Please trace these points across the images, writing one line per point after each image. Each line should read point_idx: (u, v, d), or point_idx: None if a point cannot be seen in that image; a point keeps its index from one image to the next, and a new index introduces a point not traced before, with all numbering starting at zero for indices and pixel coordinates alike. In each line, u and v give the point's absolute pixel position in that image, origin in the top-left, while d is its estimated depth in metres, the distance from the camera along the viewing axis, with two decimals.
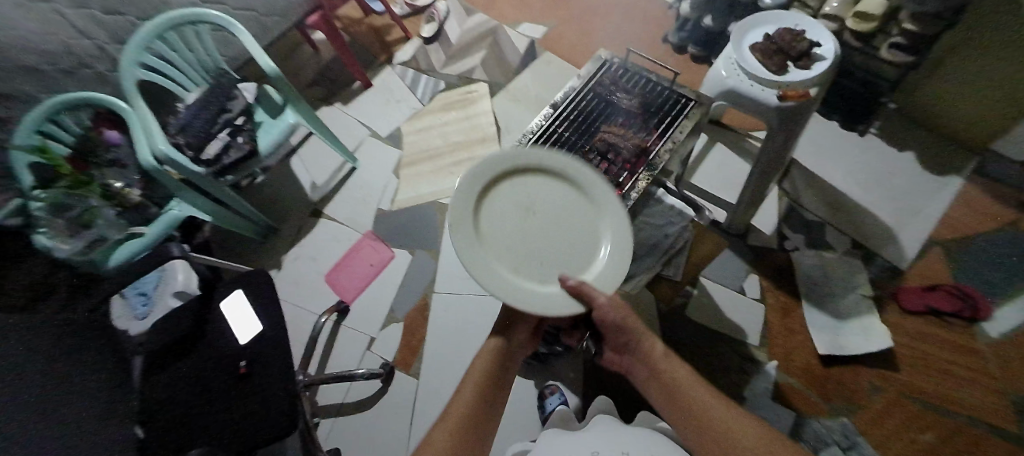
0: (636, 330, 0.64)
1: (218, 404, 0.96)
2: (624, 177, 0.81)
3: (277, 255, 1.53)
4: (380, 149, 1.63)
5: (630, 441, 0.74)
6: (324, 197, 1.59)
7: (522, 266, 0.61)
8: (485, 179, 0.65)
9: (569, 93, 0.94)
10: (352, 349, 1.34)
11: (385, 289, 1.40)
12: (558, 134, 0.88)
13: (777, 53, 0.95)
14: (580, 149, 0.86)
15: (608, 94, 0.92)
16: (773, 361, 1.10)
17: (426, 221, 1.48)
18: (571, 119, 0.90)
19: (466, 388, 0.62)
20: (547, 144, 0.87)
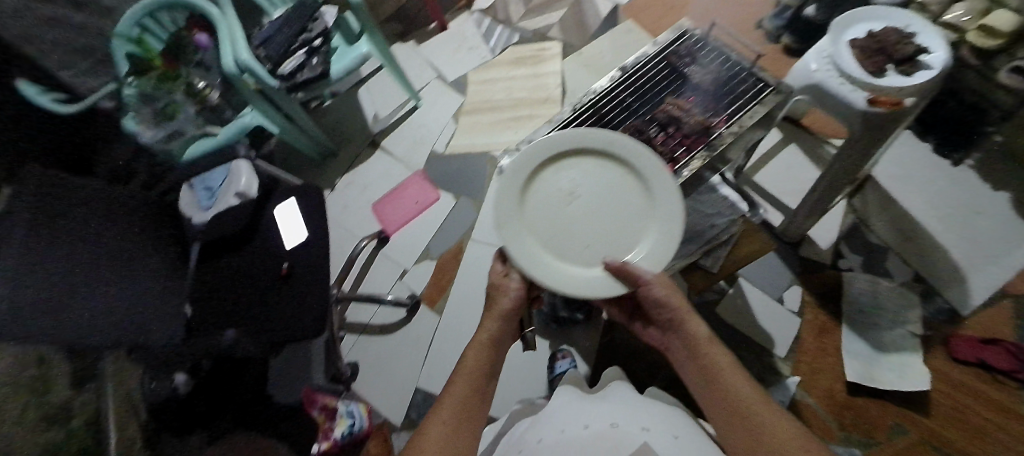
0: (680, 308, 0.71)
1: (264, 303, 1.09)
2: (679, 153, 0.78)
3: (332, 176, 1.61)
4: (443, 93, 1.65)
5: (649, 416, 0.77)
6: (383, 130, 1.64)
7: (570, 244, 0.72)
8: (529, 169, 0.74)
9: (642, 60, 0.89)
10: (386, 276, 1.42)
11: (425, 227, 1.46)
12: (620, 100, 0.84)
13: (879, 53, 0.89)
14: (640, 118, 0.82)
15: (681, 67, 0.86)
16: (796, 376, 1.07)
17: (476, 170, 1.51)
18: (637, 85, 0.86)
19: (465, 373, 0.73)
20: (607, 108, 0.84)
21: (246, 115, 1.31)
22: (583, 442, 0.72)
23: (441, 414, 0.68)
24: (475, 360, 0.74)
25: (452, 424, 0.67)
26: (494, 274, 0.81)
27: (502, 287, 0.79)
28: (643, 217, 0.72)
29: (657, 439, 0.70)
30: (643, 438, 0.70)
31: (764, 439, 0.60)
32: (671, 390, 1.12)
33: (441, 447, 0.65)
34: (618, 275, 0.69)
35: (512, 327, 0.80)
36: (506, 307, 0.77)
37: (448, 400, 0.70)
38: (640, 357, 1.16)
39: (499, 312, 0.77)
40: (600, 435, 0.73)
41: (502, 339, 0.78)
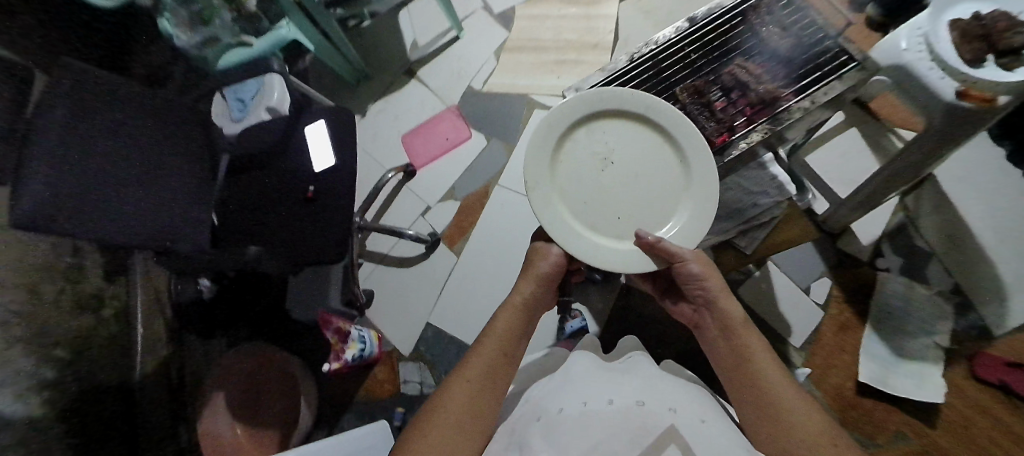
0: (718, 290, 0.73)
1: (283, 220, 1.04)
2: (741, 123, 0.69)
3: (365, 102, 1.57)
4: (486, 26, 1.55)
5: (676, 401, 0.75)
6: (421, 59, 1.56)
7: (601, 211, 0.71)
8: (560, 129, 0.71)
9: (714, 9, 0.75)
10: (409, 210, 1.41)
11: (452, 167, 1.43)
12: (682, 56, 0.74)
13: (982, 41, 0.73)
14: (701, 79, 0.72)
15: (760, 24, 0.72)
16: (807, 368, 1.07)
17: (511, 113, 1.44)
18: (705, 40, 0.74)
19: (499, 328, 0.78)
20: (666, 63, 0.74)
21: (283, 30, 1.25)
22: (608, 415, 0.70)
23: (472, 366, 0.74)
24: (507, 322, 0.79)
25: (482, 376, 0.73)
26: (535, 245, 0.87)
27: (541, 256, 0.84)
28: (679, 187, 0.70)
29: (684, 422, 0.69)
30: (670, 420, 0.69)
31: (784, 424, 0.63)
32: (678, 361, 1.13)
33: (471, 397, 0.71)
34: (650, 251, 0.68)
35: (547, 295, 0.85)
36: (542, 274, 0.81)
37: (480, 353, 0.75)
38: (654, 325, 1.17)
39: (535, 279, 0.81)
40: (625, 412, 0.71)
41: (535, 306, 0.83)
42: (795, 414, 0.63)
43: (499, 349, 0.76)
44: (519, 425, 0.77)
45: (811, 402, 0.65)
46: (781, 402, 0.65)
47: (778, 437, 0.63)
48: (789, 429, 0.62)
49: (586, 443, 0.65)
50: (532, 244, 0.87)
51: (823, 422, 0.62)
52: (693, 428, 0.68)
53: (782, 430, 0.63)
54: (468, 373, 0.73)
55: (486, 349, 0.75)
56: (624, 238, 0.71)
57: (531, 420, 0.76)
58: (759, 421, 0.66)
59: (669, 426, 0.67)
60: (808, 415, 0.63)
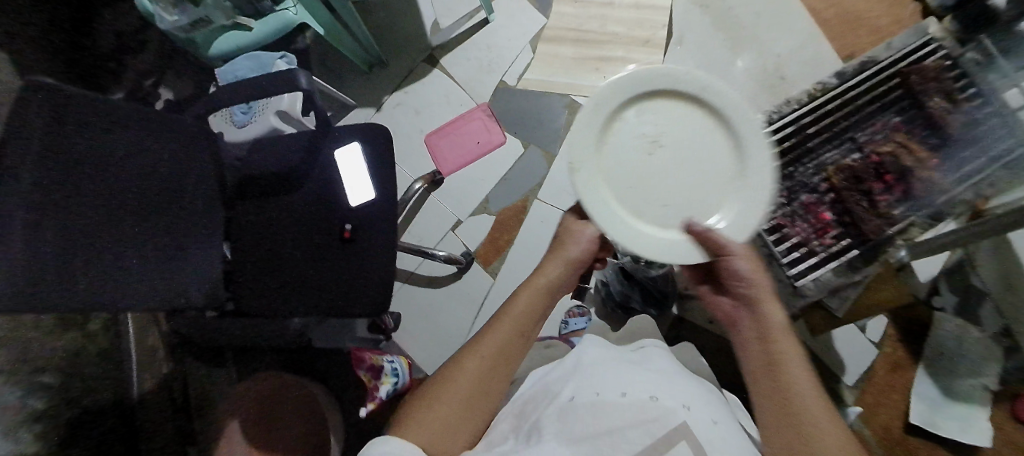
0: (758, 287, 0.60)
1: (319, 266, 0.89)
2: (895, 191, 0.94)
3: (379, 93, 1.38)
4: (521, 7, 1.35)
5: (693, 401, 0.60)
6: (444, 45, 1.36)
7: (632, 201, 0.58)
8: (605, 105, 0.56)
9: (865, 80, 1.00)
10: (437, 223, 1.28)
11: (485, 177, 1.29)
12: (836, 127, 0.98)
13: None
14: (852, 146, 0.98)
15: (918, 89, 0.95)
16: (857, 405, 1.08)
17: (551, 117, 1.29)
18: (857, 113, 0.98)
19: (518, 298, 0.70)
20: (817, 140, 0.99)
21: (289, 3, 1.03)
22: (616, 409, 0.55)
23: (481, 350, 0.65)
24: (526, 304, 0.69)
25: (489, 360, 0.64)
26: (567, 218, 0.76)
27: (572, 235, 0.73)
28: (731, 179, 0.57)
29: (702, 432, 0.53)
30: (684, 417, 0.55)
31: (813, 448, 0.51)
32: None
33: (474, 381, 0.62)
34: (700, 242, 0.56)
35: (572, 281, 0.74)
36: (573, 258, 0.71)
37: (488, 338, 0.66)
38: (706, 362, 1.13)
39: (562, 261, 0.71)
40: (635, 403, 0.56)
41: (557, 291, 0.73)
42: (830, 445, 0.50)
43: (511, 336, 0.66)
44: (525, 404, 0.66)
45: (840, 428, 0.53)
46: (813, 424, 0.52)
47: None
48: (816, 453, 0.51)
49: (585, 433, 0.52)
50: (562, 220, 0.75)
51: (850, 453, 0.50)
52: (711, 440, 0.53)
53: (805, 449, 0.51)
54: (474, 357, 0.64)
55: (495, 336, 0.66)
56: (661, 227, 0.58)
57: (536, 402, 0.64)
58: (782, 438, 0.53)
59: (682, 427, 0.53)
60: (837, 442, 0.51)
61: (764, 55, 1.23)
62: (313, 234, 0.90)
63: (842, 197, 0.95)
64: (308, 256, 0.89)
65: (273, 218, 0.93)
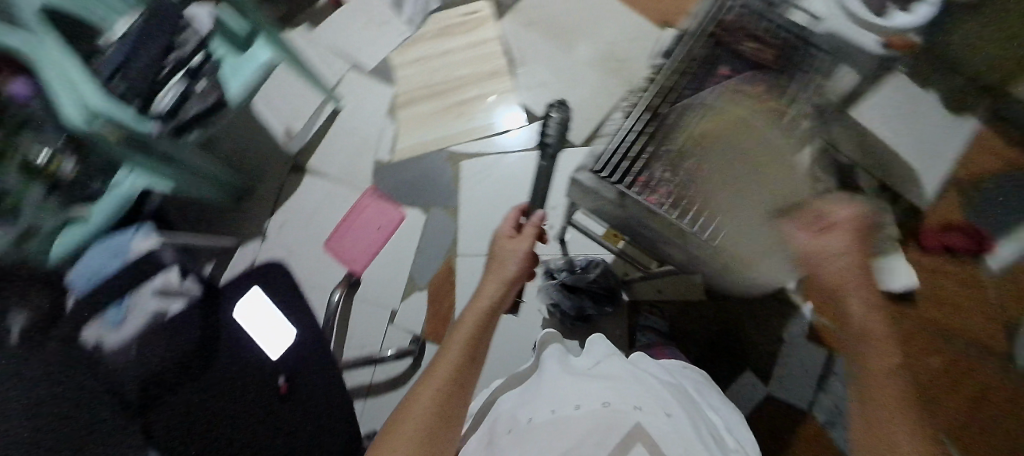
0: (849, 280, 0.62)
1: (234, 433, 0.77)
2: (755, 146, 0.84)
3: (261, 221, 1.32)
4: (367, 86, 1.36)
5: (648, 396, 0.64)
6: (304, 148, 1.34)
7: (750, 217, 0.79)
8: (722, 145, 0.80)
9: (685, 48, 0.90)
10: (373, 323, 1.22)
11: (399, 256, 1.26)
12: (675, 92, 0.88)
13: None
14: (702, 109, 0.87)
15: (729, 42, 0.90)
16: (808, 304, 1.15)
17: (439, 174, 1.29)
18: (689, 69, 0.89)
19: (466, 321, 0.68)
20: (665, 106, 0.87)
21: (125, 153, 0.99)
22: (575, 423, 0.60)
23: (441, 368, 0.61)
24: (477, 320, 0.68)
25: (452, 379, 0.60)
26: (496, 242, 0.82)
27: (506, 254, 0.79)
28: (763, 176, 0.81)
29: (655, 425, 0.58)
30: (637, 417, 0.59)
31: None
32: (707, 351, 1.15)
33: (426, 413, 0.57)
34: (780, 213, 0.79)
35: (510, 299, 0.77)
36: (510, 275, 0.75)
37: (445, 358, 0.62)
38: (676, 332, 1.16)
39: (501, 279, 0.75)
40: (590, 417, 0.60)
41: (500, 307, 0.74)
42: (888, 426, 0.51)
43: (468, 355, 0.64)
44: (489, 439, 0.67)
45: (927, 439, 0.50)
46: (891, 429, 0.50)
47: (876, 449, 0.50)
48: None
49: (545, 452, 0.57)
50: (494, 240, 0.82)
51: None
52: (662, 432, 0.57)
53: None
54: (435, 378, 0.60)
55: (450, 359, 0.62)
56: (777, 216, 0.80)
57: (504, 430, 0.67)
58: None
59: (636, 428, 0.58)
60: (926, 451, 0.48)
61: (596, 42, 1.33)
62: (243, 398, 0.80)
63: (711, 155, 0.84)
64: (223, 420, 0.77)
65: (175, 415, 0.76)
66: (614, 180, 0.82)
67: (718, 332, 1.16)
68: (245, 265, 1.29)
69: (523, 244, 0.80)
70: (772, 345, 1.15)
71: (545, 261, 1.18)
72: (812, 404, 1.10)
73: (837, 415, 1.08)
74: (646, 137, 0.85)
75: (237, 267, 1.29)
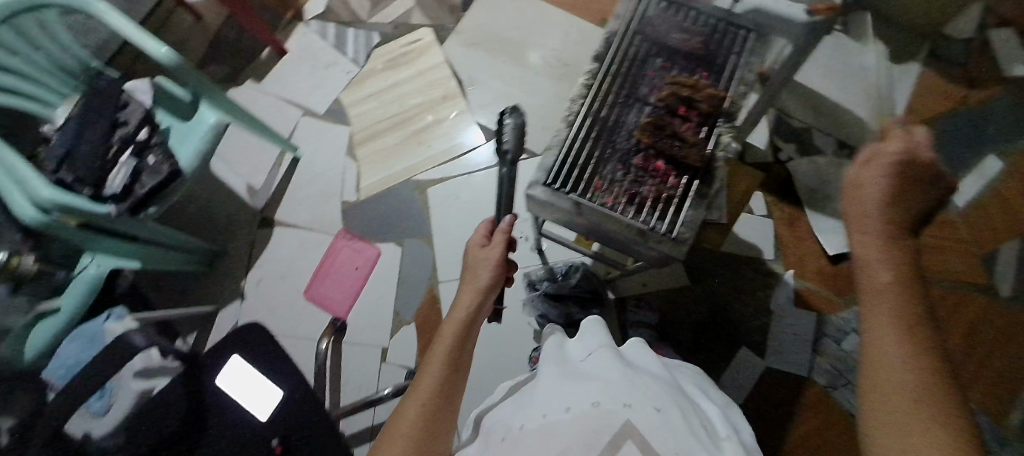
0: (860, 237, 0.54)
1: None
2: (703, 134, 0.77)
3: (238, 281, 1.30)
4: (324, 130, 1.36)
5: (638, 388, 0.62)
6: (269, 201, 1.34)
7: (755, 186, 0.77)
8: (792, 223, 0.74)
9: (611, 52, 0.84)
10: (366, 364, 1.21)
11: (381, 294, 1.25)
12: (610, 95, 0.82)
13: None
14: (641, 105, 0.81)
15: (657, 35, 0.83)
16: (790, 270, 1.17)
17: (409, 205, 1.29)
18: (617, 72, 0.83)
19: (445, 336, 0.68)
20: (603, 109, 0.81)
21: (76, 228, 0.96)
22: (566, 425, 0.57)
23: (421, 388, 0.60)
24: (455, 335, 0.68)
25: (433, 398, 0.59)
26: (468, 253, 0.82)
27: (478, 265, 0.78)
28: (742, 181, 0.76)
29: (644, 419, 0.56)
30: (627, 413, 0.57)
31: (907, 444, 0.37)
32: (701, 334, 1.15)
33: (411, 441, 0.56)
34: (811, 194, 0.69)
35: (488, 308, 0.77)
36: (484, 284, 0.75)
37: (424, 379, 0.62)
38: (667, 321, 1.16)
39: (476, 291, 0.74)
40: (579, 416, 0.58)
41: (479, 318, 0.74)
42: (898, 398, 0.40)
43: (448, 372, 0.63)
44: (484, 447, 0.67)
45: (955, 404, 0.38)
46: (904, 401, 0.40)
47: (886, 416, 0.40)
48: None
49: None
50: (467, 250, 0.81)
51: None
52: (653, 426, 0.54)
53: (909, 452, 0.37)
54: (417, 397, 0.60)
55: (427, 382, 0.61)
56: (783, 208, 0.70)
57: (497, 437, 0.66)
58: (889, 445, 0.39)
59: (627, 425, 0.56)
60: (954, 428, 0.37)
61: (540, 51, 1.36)
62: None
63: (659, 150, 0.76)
64: None
65: None
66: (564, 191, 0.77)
67: (706, 314, 1.16)
68: (228, 328, 1.27)
69: (496, 252, 0.79)
70: (764, 317, 1.15)
71: (527, 273, 1.18)
72: (811, 370, 1.10)
73: (836, 377, 1.08)
74: (588, 141, 0.79)
75: (219, 333, 1.27)
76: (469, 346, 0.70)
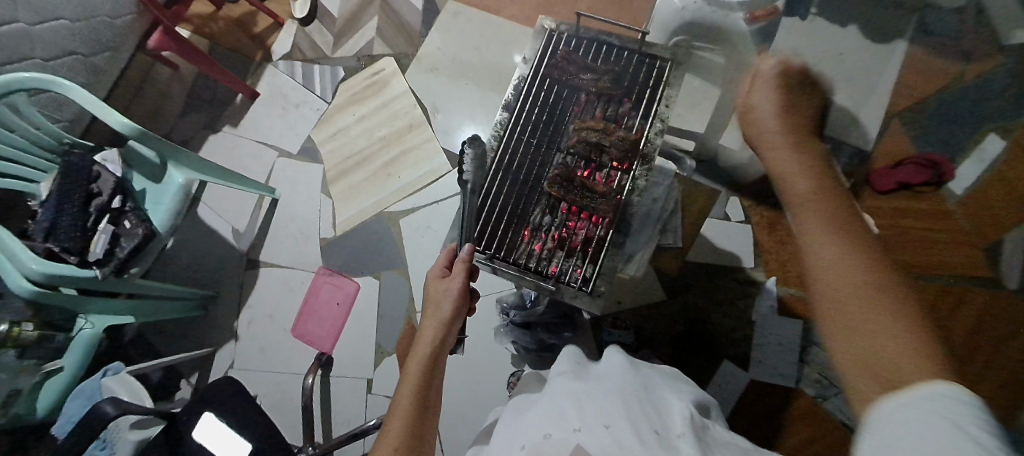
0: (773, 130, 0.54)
1: None
2: (617, 182, 0.79)
3: (226, 323, 1.34)
4: (298, 171, 1.40)
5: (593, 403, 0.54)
6: (253, 243, 1.38)
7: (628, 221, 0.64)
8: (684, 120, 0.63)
9: (520, 95, 0.85)
10: (353, 397, 1.24)
11: (363, 326, 1.28)
12: (522, 144, 0.84)
13: None
14: (556, 152, 0.83)
15: (566, 79, 0.83)
16: (772, 277, 1.11)
17: (383, 237, 1.32)
18: (530, 121, 0.84)
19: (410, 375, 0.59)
20: (516, 161, 0.83)
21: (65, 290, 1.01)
22: None
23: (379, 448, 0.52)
24: (417, 382, 0.58)
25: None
26: (428, 286, 0.71)
27: (442, 295, 0.68)
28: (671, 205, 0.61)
29: (622, 438, 0.46)
30: (601, 437, 0.47)
31: (875, 346, 0.37)
32: (680, 349, 1.12)
33: None
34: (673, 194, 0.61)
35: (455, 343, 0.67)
36: (447, 316, 0.65)
37: (388, 435, 0.53)
38: (647, 339, 1.13)
39: (439, 323, 0.65)
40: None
41: (444, 356, 0.65)
42: (851, 273, 0.40)
43: (415, 420, 0.55)
44: None
45: (925, 306, 0.38)
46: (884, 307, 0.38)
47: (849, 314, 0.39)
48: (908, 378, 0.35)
49: None
50: (425, 285, 0.71)
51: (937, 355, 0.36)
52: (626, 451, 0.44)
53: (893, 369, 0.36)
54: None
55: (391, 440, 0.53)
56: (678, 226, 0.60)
57: None
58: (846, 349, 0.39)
59: (574, 450, 0.47)
60: (922, 334, 0.37)
61: (499, 72, 1.35)
62: None
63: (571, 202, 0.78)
64: None
65: None
66: (484, 250, 0.81)
67: (685, 328, 1.13)
68: (225, 368, 1.32)
69: (457, 281, 0.69)
70: (746, 329, 1.11)
71: (499, 300, 1.18)
72: (799, 381, 1.06)
73: (825, 387, 1.04)
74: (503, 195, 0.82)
75: (217, 373, 1.32)
76: (436, 391, 0.61)
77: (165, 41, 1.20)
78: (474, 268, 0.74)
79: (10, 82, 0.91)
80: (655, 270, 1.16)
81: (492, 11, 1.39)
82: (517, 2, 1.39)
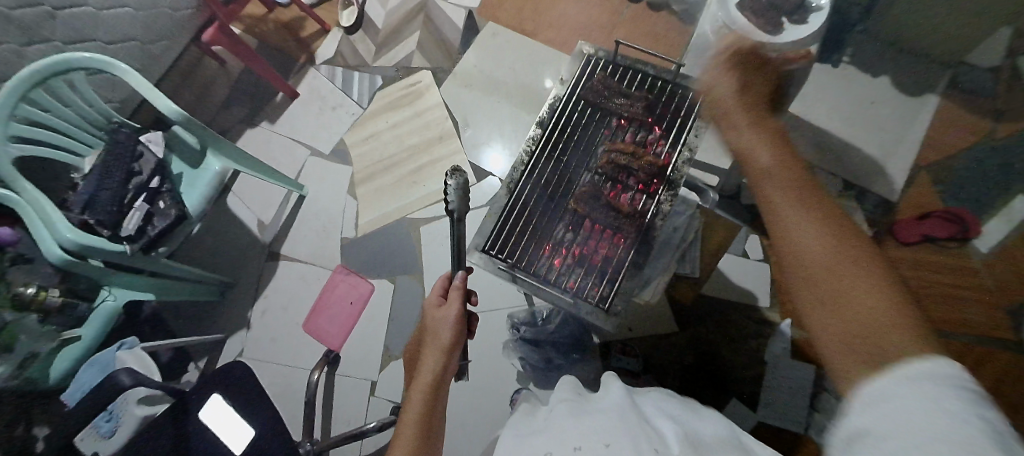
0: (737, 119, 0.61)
1: None
2: (641, 205, 0.82)
3: (240, 312, 1.37)
4: (327, 170, 1.45)
5: (596, 420, 0.52)
6: (276, 236, 1.42)
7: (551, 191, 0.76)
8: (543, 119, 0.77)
9: (553, 113, 0.87)
10: (355, 397, 1.24)
11: (373, 327, 1.29)
12: (555, 159, 0.85)
13: (770, 8, 0.83)
14: (583, 171, 0.85)
15: (601, 102, 0.86)
16: (787, 319, 1.10)
17: (401, 242, 1.35)
18: (562, 139, 0.86)
19: (416, 395, 0.60)
20: (546, 175, 0.85)
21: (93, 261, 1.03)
22: None
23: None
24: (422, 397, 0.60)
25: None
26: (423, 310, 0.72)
27: (437, 324, 0.69)
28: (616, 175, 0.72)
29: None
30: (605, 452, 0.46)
31: (873, 328, 0.40)
32: (689, 383, 1.10)
33: None
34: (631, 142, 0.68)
35: (456, 364, 0.68)
36: (446, 343, 0.66)
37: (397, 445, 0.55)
38: (655, 369, 1.12)
39: (439, 351, 0.65)
40: None
41: (448, 373, 0.65)
42: (832, 265, 0.45)
43: (421, 430, 0.56)
44: None
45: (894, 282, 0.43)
46: (862, 291, 0.42)
47: (840, 307, 0.43)
48: (898, 355, 0.38)
49: None
50: (423, 312, 0.71)
51: (922, 328, 0.40)
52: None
53: (881, 348, 0.39)
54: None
55: (403, 446, 0.54)
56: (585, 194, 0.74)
57: None
58: (844, 333, 0.42)
59: None
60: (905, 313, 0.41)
61: (530, 92, 1.40)
62: None
63: (599, 219, 0.80)
64: None
65: None
66: (505, 259, 0.82)
67: (695, 361, 1.12)
68: (234, 355, 1.33)
69: (454, 308, 0.70)
70: (757, 368, 1.09)
71: (510, 315, 1.19)
72: (808, 427, 1.03)
73: None
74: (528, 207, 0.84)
75: (226, 358, 1.33)
76: (438, 411, 0.62)
77: (217, 36, 1.27)
78: (470, 293, 0.75)
79: (70, 59, 0.97)
80: (668, 300, 1.16)
81: (529, 35, 1.44)
82: (555, 28, 1.44)
